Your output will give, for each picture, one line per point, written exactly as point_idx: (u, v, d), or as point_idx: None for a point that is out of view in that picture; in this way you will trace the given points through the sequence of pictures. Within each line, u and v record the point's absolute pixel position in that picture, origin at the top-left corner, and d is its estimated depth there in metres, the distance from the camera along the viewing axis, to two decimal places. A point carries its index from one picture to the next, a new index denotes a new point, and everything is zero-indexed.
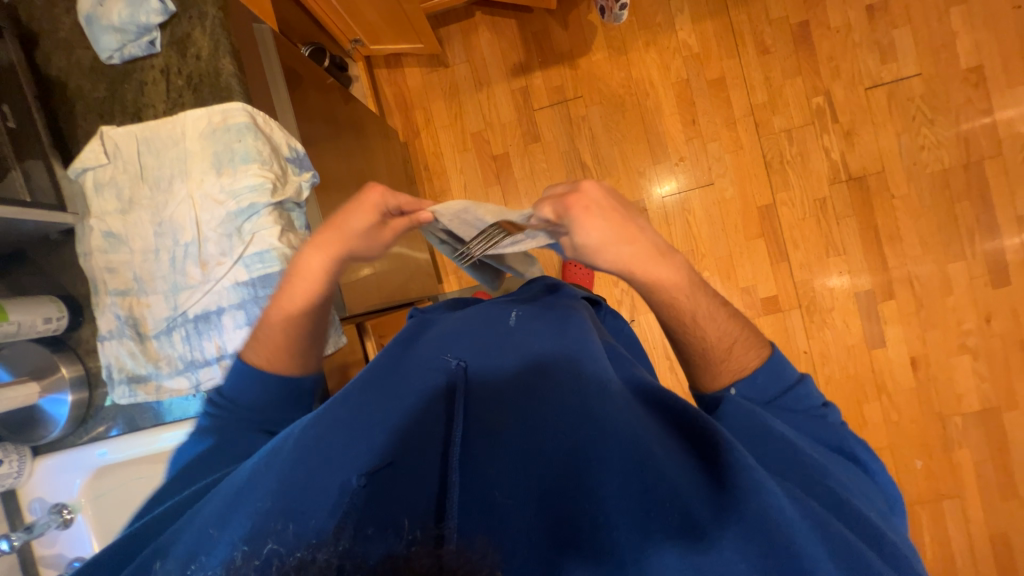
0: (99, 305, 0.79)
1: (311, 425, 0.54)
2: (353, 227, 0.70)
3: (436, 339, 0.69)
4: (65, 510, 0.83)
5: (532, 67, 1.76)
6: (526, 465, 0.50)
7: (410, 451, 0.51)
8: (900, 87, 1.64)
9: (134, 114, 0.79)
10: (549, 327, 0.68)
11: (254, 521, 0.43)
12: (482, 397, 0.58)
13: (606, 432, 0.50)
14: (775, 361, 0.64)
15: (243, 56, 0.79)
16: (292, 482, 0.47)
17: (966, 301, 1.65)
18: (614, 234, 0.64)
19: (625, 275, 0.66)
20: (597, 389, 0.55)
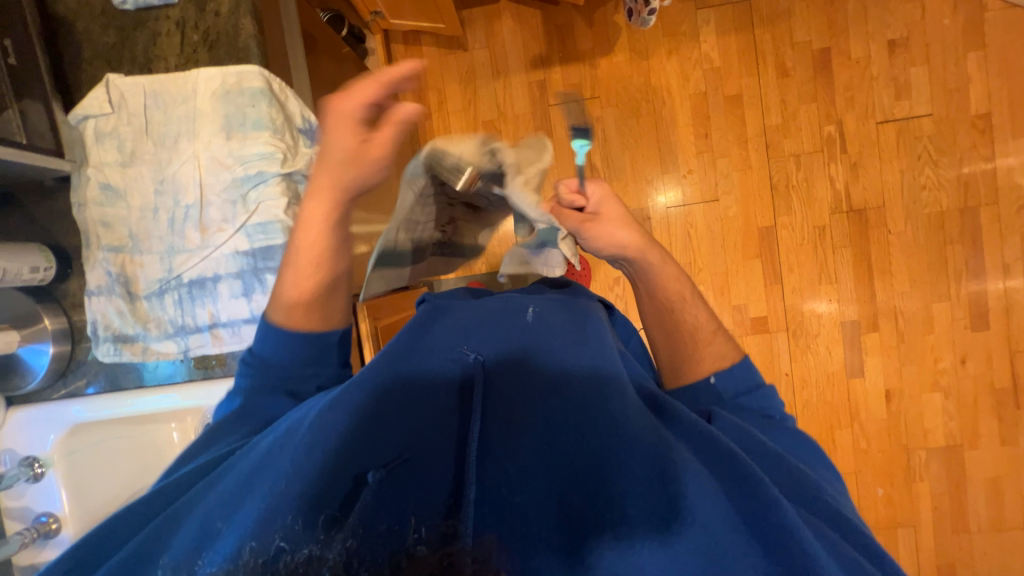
0: (90, 259, 0.77)
1: (327, 408, 0.56)
2: (340, 156, 0.58)
3: (455, 323, 0.68)
4: (37, 464, 0.81)
5: (552, 61, 1.73)
6: (542, 461, 0.55)
7: (426, 447, 0.55)
8: (910, 125, 1.66)
9: (144, 65, 0.76)
10: (568, 320, 0.69)
11: (272, 507, 0.47)
12: (499, 391, 0.60)
13: (623, 439, 0.54)
14: (746, 363, 0.76)
15: (263, 17, 0.76)
16: (305, 470, 0.51)
17: (945, 341, 1.70)
18: (623, 220, 0.77)
19: (629, 258, 0.78)
20: (613, 396, 0.58)
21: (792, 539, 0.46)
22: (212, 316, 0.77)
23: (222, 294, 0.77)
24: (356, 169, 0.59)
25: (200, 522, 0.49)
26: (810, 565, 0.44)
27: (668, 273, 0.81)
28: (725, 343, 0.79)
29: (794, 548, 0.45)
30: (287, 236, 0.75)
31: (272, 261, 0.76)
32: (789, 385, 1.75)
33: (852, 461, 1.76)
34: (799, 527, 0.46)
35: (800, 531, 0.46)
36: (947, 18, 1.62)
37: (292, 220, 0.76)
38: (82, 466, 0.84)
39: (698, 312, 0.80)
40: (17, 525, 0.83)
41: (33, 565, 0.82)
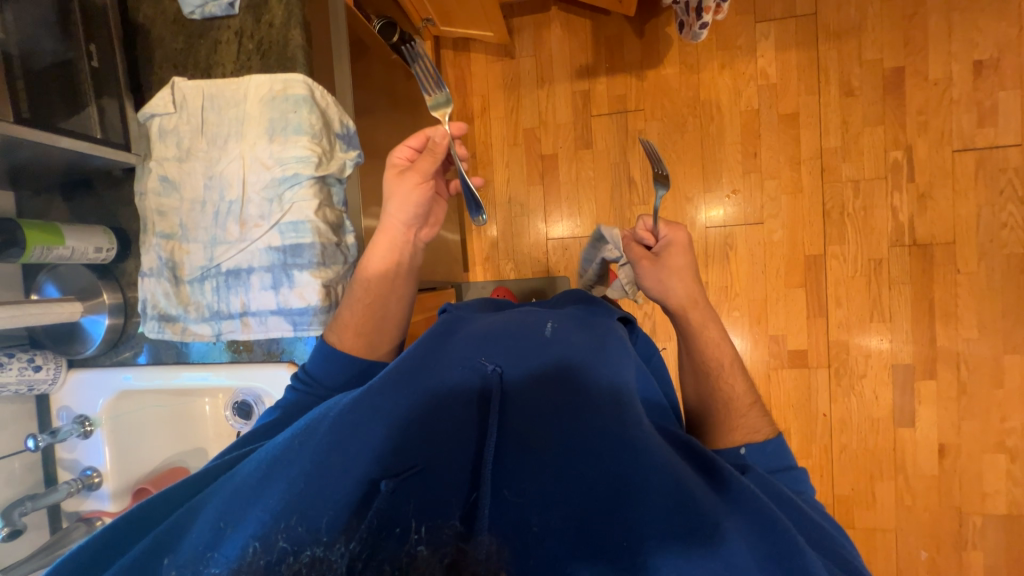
0: (146, 244, 0.85)
1: (349, 409, 0.60)
2: (410, 198, 0.79)
3: (472, 337, 0.73)
4: (87, 423, 0.90)
5: (598, 72, 1.71)
6: (555, 480, 0.55)
7: (435, 454, 0.56)
8: (993, 155, 1.50)
9: (205, 70, 0.83)
10: (587, 338, 0.74)
11: (297, 500, 0.52)
12: (514, 402, 0.63)
13: (642, 464, 0.54)
14: (777, 442, 0.78)
15: (312, 29, 0.81)
16: (326, 469, 0.54)
17: (1016, 399, 1.52)
18: (684, 281, 0.95)
19: (682, 309, 0.94)
20: (629, 423, 0.58)
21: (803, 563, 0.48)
22: (244, 304, 0.83)
23: (254, 285, 0.82)
24: (409, 205, 0.79)
25: (217, 515, 0.52)
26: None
27: (712, 342, 0.91)
28: (759, 416, 0.83)
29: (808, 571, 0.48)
30: (317, 235, 0.80)
31: (300, 259, 0.80)
32: (827, 427, 1.63)
33: (892, 517, 1.61)
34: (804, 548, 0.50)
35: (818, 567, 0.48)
36: None
37: (322, 221, 0.80)
38: (124, 430, 0.93)
39: (736, 382, 0.86)
40: (67, 475, 0.92)
41: (77, 512, 0.92)
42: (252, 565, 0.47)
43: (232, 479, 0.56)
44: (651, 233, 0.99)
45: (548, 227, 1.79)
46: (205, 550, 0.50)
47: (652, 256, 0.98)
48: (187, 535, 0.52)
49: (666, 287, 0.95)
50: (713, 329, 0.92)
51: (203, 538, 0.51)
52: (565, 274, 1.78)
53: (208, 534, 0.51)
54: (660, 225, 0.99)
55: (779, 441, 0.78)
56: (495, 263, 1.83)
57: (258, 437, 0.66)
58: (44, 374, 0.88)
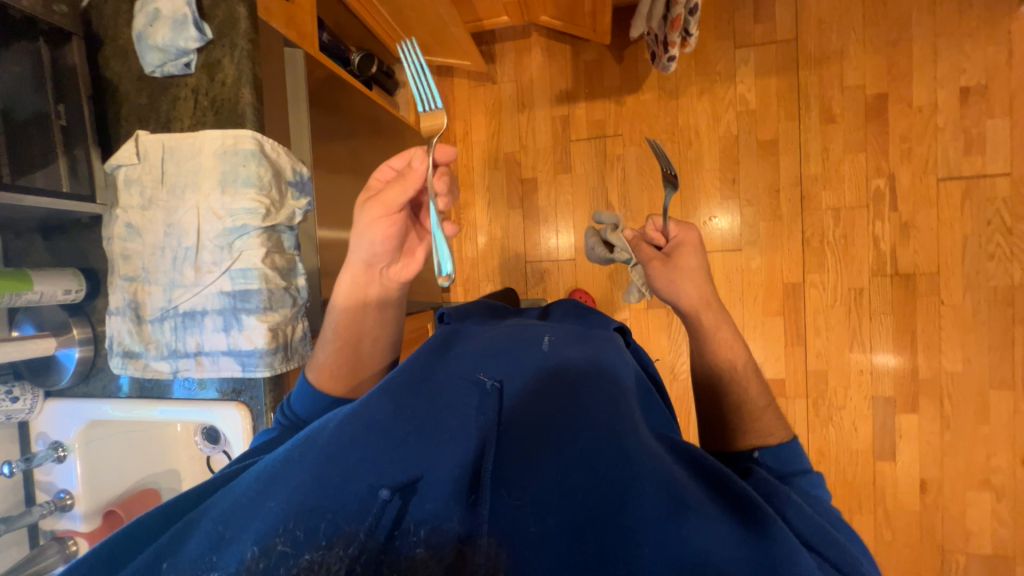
0: (112, 285, 0.91)
1: (348, 419, 0.60)
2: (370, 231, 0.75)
3: (470, 352, 0.74)
4: (61, 448, 0.98)
5: (578, 97, 1.73)
6: (553, 486, 0.58)
7: (435, 462, 0.58)
8: (980, 184, 1.46)
9: (166, 124, 0.88)
10: (586, 350, 0.75)
11: (298, 507, 0.52)
12: (514, 414, 0.64)
13: (636, 472, 0.57)
14: (790, 447, 0.75)
15: (262, 85, 0.86)
16: (325, 479, 0.55)
17: (1003, 435, 1.47)
18: (695, 282, 0.96)
19: (694, 312, 0.95)
20: (624, 431, 0.61)
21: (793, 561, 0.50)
22: (198, 345, 0.88)
23: (207, 327, 0.87)
24: (369, 240, 0.75)
25: (217, 522, 0.53)
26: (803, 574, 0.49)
27: (724, 342, 0.90)
28: (774, 420, 0.80)
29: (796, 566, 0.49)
30: (263, 282, 0.84)
31: (247, 304, 0.85)
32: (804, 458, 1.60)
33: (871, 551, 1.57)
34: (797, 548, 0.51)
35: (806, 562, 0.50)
36: None
37: (269, 267, 0.85)
38: (95, 455, 1.00)
39: (750, 383, 0.86)
40: (44, 495, 1.00)
41: (53, 530, 1.00)
42: (251, 569, 0.48)
43: (232, 488, 0.56)
44: (661, 233, 1.03)
45: (527, 249, 1.81)
46: (205, 557, 0.50)
47: (663, 256, 1.00)
48: (183, 545, 0.52)
49: (677, 291, 0.96)
50: (726, 329, 0.92)
51: (201, 548, 0.51)
52: (543, 296, 1.80)
53: (205, 543, 0.51)
54: (670, 226, 1.03)
55: (793, 445, 0.74)
56: (475, 284, 1.87)
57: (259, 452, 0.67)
58: (22, 404, 0.95)
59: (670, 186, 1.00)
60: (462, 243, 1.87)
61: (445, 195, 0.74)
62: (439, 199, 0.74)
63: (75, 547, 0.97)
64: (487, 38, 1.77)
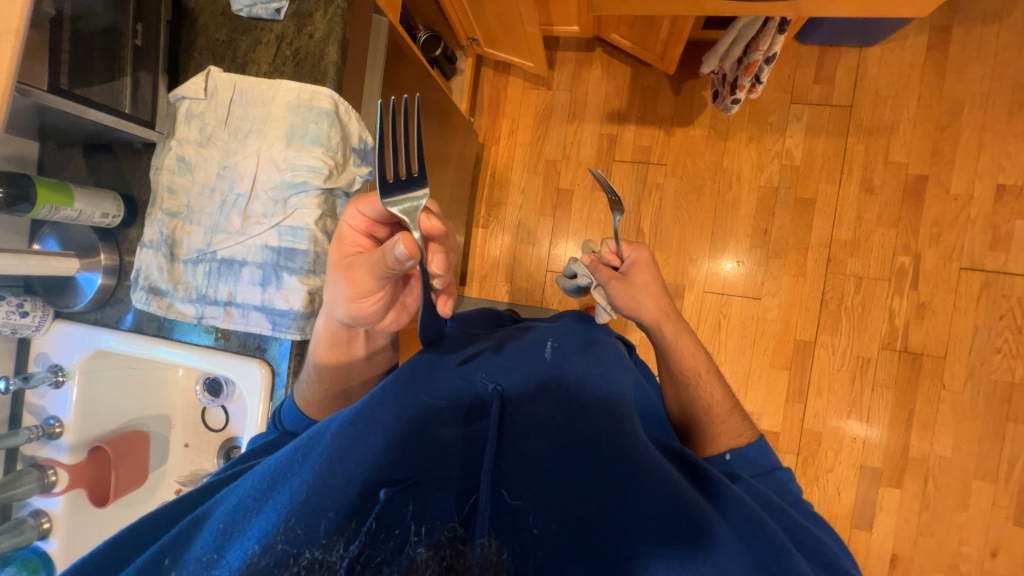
0: (151, 217, 0.87)
1: (351, 418, 0.60)
2: (334, 294, 0.68)
3: (471, 358, 0.77)
4: (60, 373, 0.94)
5: (629, 119, 1.74)
6: (550, 494, 0.60)
7: (429, 468, 0.59)
8: (999, 280, 1.51)
9: (241, 65, 0.86)
10: (586, 363, 0.81)
11: (300, 506, 0.51)
12: (512, 418, 0.67)
13: (640, 475, 0.58)
14: (759, 446, 0.90)
15: (350, 47, 0.84)
16: (326, 475, 0.54)
17: (977, 525, 1.51)
18: (650, 292, 1.04)
19: (655, 324, 1.02)
20: (619, 434, 0.64)
21: (783, 563, 0.53)
22: (230, 295, 0.85)
23: (244, 278, 0.84)
24: (334, 302, 0.68)
25: (218, 521, 0.52)
26: (790, 567, 0.52)
27: (687, 352, 1.00)
28: (739, 421, 0.95)
29: (783, 557, 0.53)
30: (312, 243, 0.82)
31: (292, 263, 0.83)
32: None
33: None
34: (788, 549, 0.54)
35: (794, 563, 0.53)
36: None
37: (320, 230, 0.83)
38: (93, 385, 0.96)
39: (714, 390, 0.98)
40: (32, 419, 0.96)
41: (34, 456, 0.96)
42: (251, 568, 0.47)
43: (234, 489, 0.56)
44: (615, 254, 1.09)
45: (549, 258, 1.81)
46: (208, 556, 0.49)
47: (620, 275, 1.06)
48: (190, 544, 0.51)
49: (638, 303, 1.03)
50: (685, 339, 1.01)
51: (204, 548, 0.50)
52: (557, 308, 1.80)
53: (207, 543, 0.51)
54: (622, 246, 1.08)
55: (760, 442, 0.89)
56: (491, 282, 1.85)
57: (255, 457, 0.70)
58: (30, 320, 0.91)
59: (616, 210, 1.05)
60: (486, 240, 1.86)
61: (441, 277, 0.59)
62: (434, 281, 0.60)
63: (53, 478, 0.92)
64: (550, 43, 1.77)
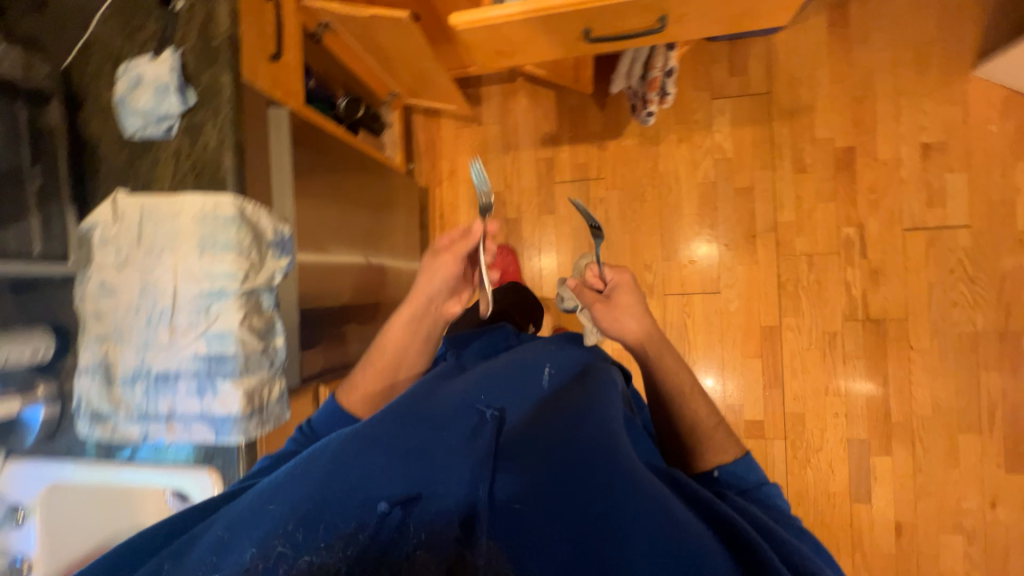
0: (83, 344, 0.89)
1: (352, 440, 0.66)
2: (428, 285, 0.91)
3: (469, 380, 0.81)
4: (20, 512, 0.95)
5: (561, 140, 1.77)
6: (541, 500, 0.63)
7: (424, 480, 0.64)
8: (944, 235, 1.53)
9: (145, 184, 0.88)
10: (585, 382, 0.83)
11: (302, 515, 0.59)
12: (508, 433, 0.71)
13: (632, 492, 0.61)
14: (745, 462, 0.88)
15: (245, 148, 0.86)
16: (326, 491, 0.61)
17: (972, 479, 1.52)
18: (634, 314, 1.04)
19: (643, 344, 1.03)
20: (614, 453, 0.66)
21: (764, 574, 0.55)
22: (170, 408, 0.86)
23: (180, 390, 0.86)
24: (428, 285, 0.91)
25: (219, 530, 0.59)
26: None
27: (674, 370, 1.01)
28: (727, 438, 0.92)
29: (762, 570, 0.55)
30: (240, 347, 0.84)
31: (223, 369, 0.84)
32: None
33: None
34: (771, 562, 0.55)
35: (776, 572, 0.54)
36: (994, 124, 1.51)
37: (247, 332, 0.85)
38: (56, 520, 0.95)
39: (699, 407, 0.96)
40: None
41: None
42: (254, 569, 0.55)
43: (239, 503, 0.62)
44: (598, 278, 1.08)
45: None
46: (212, 557, 0.57)
47: (604, 299, 1.06)
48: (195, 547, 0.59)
49: (622, 326, 1.04)
50: (665, 356, 1.02)
51: (208, 552, 0.58)
52: None
53: (207, 549, 0.58)
54: (606, 270, 1.07)
55: (746, 460, 0.87)
56: None
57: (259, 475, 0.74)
58: None
59: (598, 238, 1.05)
60: None
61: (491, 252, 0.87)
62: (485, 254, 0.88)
63: None
64: (473, 81, 1.81)
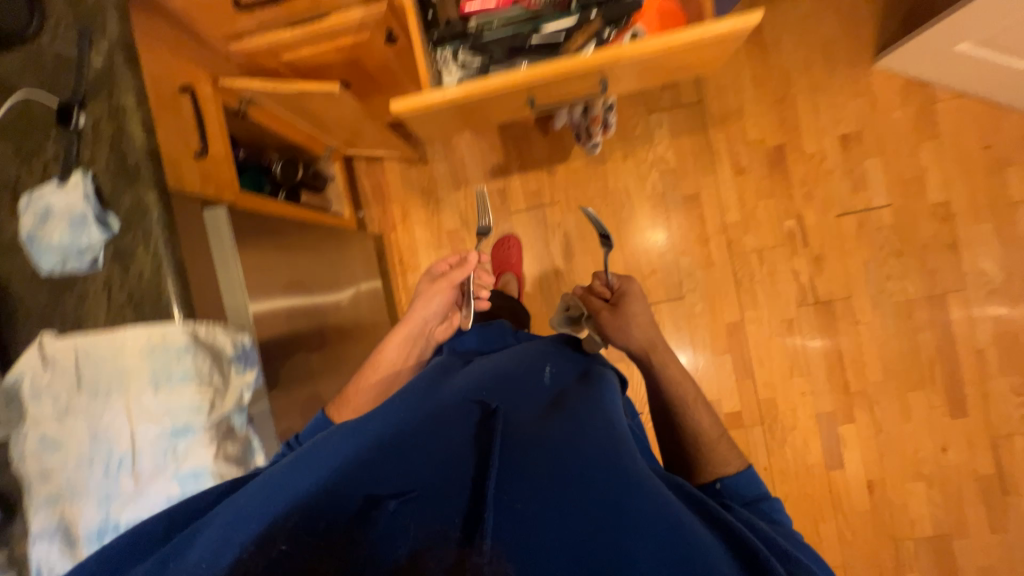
0: (31, 509, 0.78)
1: (355, 440, 0.64)
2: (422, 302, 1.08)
3: (471, 383, 0.80)
4: None
5: (511, 170, 1.77)
6: (548, 493, 0.58)
7: (425, 477, 0.59)
8: (870, 216, 1.67)
9: (77, 323, 0.79)
10: (586, 387, 0.86)
11: (298, 510, 0.54)
12: (513, 426, 0.68)
13: (641, 492, 0.58)
14: (747, 474, 0.90)
15: (188, 267, 0.80)
16: (324, 487, 0.57)
17: (924, 430, 1.68)
18: (643, 323, 1.08)
19: (650, 350, 1.07)
20: (620, 453, 0.65)
21: None
22: None
23: None
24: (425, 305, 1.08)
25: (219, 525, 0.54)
26: None
27: (679, 381, 1.05)
28: (729, 448, 0.95)
29: None
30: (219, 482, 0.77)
31: None
32: (770, 481, 1.72)
33: (838, 554, 1.71)
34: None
35: None
36: (898, 110, 1.66)
37: (224, 464, 0.79)
38: None
39: (703, 416, 1.01)
40: None
41: None
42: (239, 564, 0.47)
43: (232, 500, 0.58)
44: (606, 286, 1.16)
45: None
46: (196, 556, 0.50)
47: (610, 306, 1.12)
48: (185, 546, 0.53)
49: (629, 334, 1.08)
50: (664, 373, 1.06)
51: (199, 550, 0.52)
52: None
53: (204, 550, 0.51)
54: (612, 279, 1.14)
55: (749, 473, 0.90)
56: None
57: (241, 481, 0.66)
58: None
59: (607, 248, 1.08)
60: None
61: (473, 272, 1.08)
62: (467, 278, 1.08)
63: None
64: None
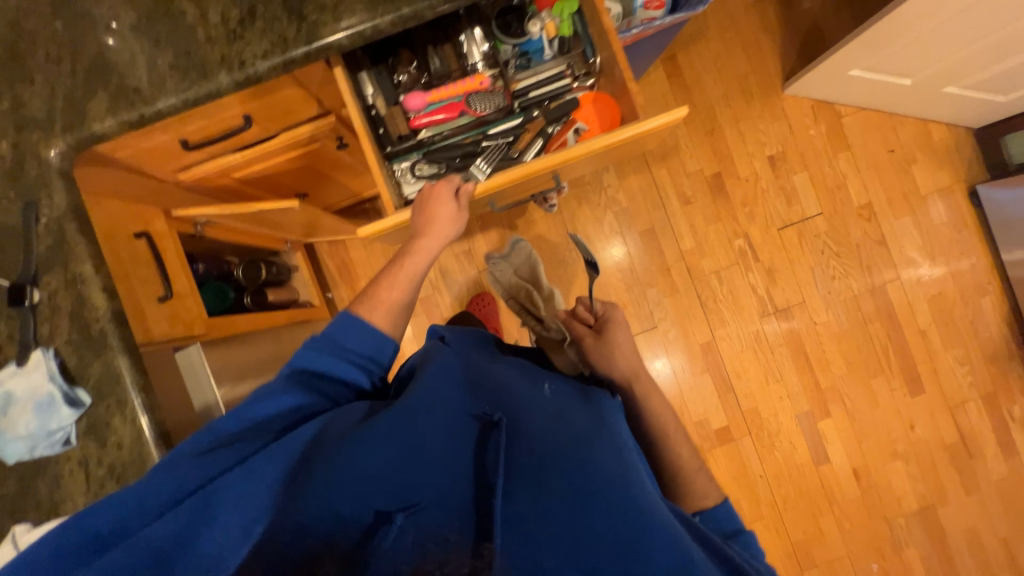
0: None
1: (361, 454, 0.64)
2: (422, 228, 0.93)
3: (477, 387, 0.79)
4: None
5: (473, 231, 1.81)
6: (558, 517, 0.60)
7: (433, 494, 0.61)
8: (807, 226, 1.83)
9: (52, 507, 0.77)
10: (585, 395, 0.86)
11: (308, 525, 0.57)
12: (522, 439, 0.68)
13: (653, 532, 0.60)
14: (721, 508, 0.93)
15: (167, 426, 0.80)
16: (337, 506, 0.59)
17: (892, 412, 1.82)
18: (628, 351, 1.09)
19: (633, 377, 1.07)
20: (632, 484, 0.66)
21: None
22: None
23: None
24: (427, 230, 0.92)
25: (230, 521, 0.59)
26: None
27: (660, 408, 1.05)
28: (707, 480, 0.98)
29: None
30: None
31: None
32: (767, 486, 1.79)
33: (841, 545, 1.79)
34: None
35: None
36: (812, 129, 1.83)
37: None
38: None
39: (681, 448, 1.01)
40: None
41: None
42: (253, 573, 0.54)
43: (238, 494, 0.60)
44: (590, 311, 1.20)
45: None
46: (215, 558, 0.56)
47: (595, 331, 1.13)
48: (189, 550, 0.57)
49: (613, 362, 1.07)
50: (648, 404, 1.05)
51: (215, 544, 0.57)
52: None
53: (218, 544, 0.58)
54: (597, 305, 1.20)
55: (725, 506, 0.93)
56: None
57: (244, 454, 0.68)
58: None
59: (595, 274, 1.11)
60: None
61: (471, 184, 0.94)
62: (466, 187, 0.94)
63: None
64: None
